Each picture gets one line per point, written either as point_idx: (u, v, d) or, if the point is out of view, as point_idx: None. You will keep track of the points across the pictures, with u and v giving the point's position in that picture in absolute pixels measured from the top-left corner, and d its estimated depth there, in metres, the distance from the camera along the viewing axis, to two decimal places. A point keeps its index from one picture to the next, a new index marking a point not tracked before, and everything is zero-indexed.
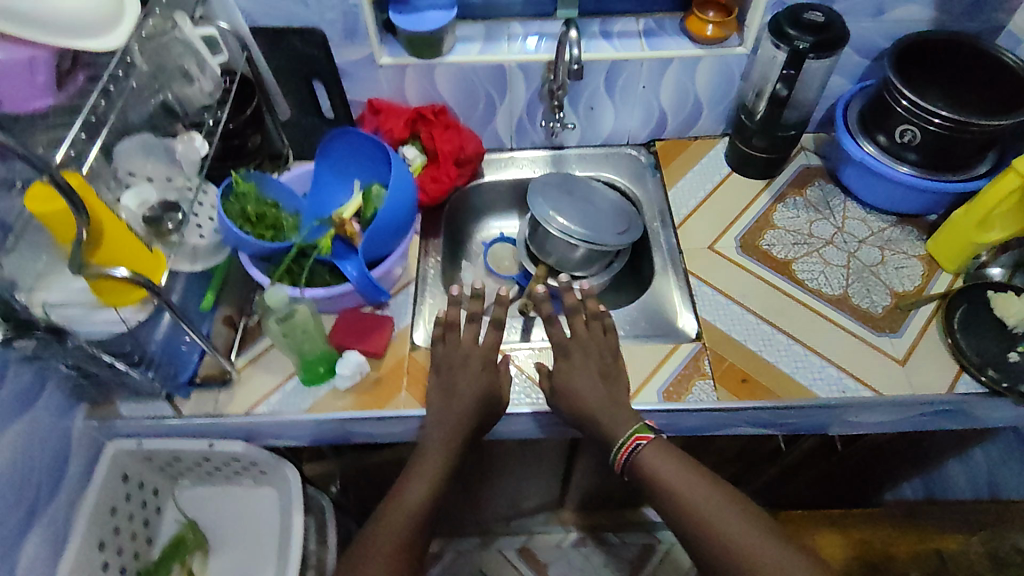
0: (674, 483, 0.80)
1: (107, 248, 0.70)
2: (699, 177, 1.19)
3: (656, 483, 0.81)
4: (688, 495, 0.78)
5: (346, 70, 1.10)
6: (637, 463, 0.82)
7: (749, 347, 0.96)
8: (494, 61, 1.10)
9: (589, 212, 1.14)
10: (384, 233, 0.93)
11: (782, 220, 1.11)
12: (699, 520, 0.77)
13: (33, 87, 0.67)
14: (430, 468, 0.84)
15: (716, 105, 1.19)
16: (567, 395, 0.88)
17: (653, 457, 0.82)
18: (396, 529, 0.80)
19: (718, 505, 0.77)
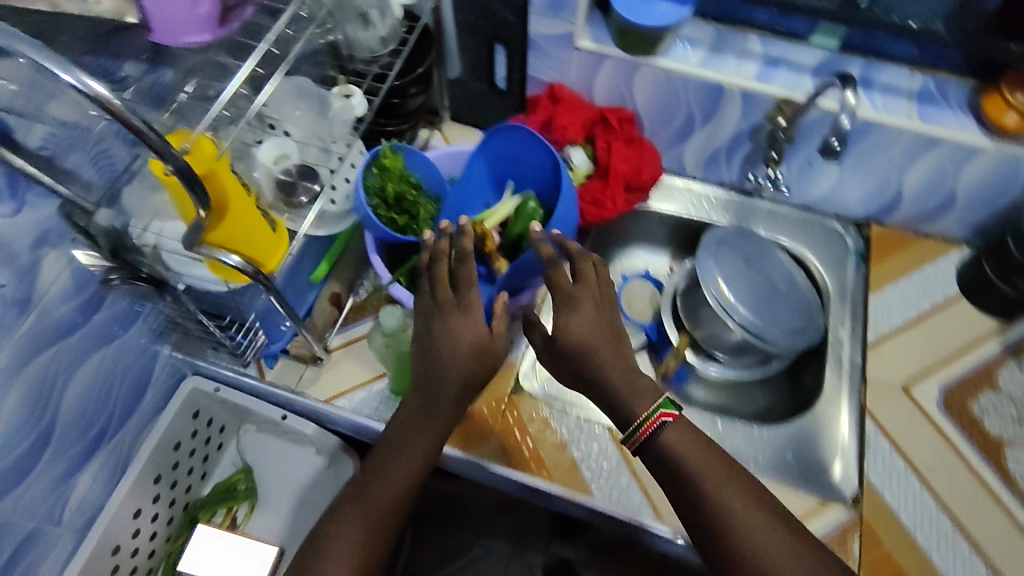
0: (693, 467, 0.65)
1: (224, 227, 0.59)
2: (916, 289, 0.94)
3: (671, 468, 0.65)
4: (705, 479, 0.64)
5: (535, 42, 0.93)
6: (652, 447, 0.66)
7: (918, 540, 0.77)
8: (714, 81, 0.88)
9: (763, 294, 0.94)
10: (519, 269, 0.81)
11: (1008, 384, 0.87)
12: (711, 516, 0.63)
13: (190, 19, 0.54)
14: (419, 443, 0.70)
15: (973, 207, 0.92)
16: (569, 347, 0.68)
17: (678, 441, 0.66)
18: (363, 517, 0.67)
19: (736, 498, 0.63)
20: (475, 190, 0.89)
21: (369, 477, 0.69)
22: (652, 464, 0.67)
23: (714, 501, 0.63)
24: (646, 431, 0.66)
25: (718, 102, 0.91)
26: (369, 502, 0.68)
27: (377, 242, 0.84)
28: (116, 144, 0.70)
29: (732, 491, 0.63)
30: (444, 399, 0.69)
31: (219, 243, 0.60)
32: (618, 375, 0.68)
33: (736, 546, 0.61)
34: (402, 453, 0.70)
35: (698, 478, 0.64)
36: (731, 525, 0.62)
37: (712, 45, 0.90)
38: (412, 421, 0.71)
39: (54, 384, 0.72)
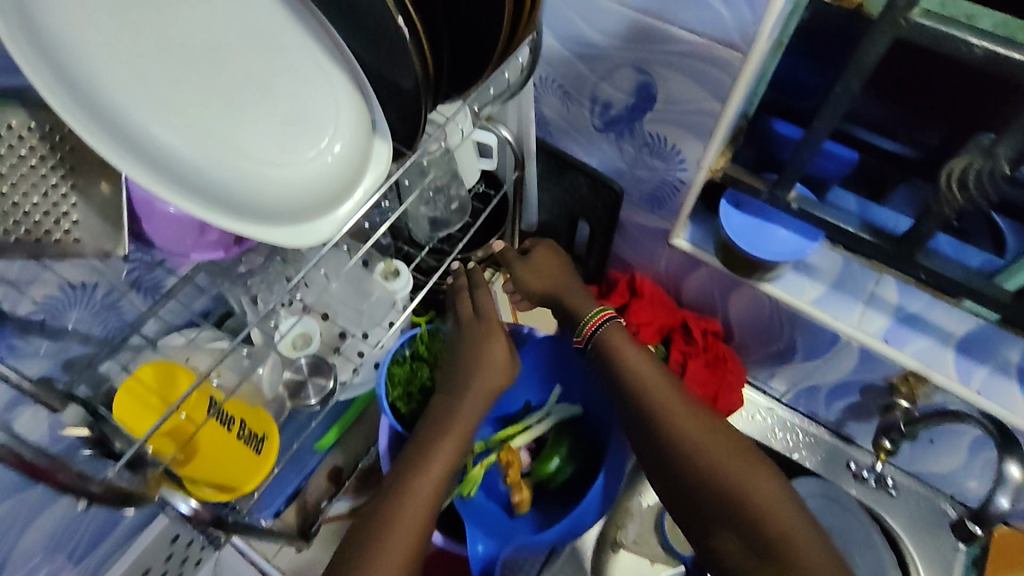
0: (627, 357, 0.67)
1: (203, 473, 0.52)
2: None
3: (612, 364, 0.67)
4: (643, 381, 0.66)
5: (624, 225, 0.83)
6: (599, 342, 0.68)
7: None
8: (831, 326, 0.72)
9: None
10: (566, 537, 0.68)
11: None
12: (653, 414, 0.64)
13: (198, 242, 0.48)
14: (456, 437, 0.63)
15: None
16: (529, 258, 0.76)
17: (626, 347, 0.67)
18: (396, 511, 0.57)
19: (685, 415, 0.62)
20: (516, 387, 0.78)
21: (396, 489, 0.58)
22: (598, 366, 0.69)
23: (649, 395, 0.65)
24: (594, 326, 0.70)
25: (828, 347, 0.75)
26: (404, 522, 0.56)
27: (388, 435, 0.72)
28: (131, 297, 0.63)
29: (674, 399, 0.64)
30: (467, 409, 0.64)
31: (208, 485, 0.53)
32: (575, 294, 0.74)
33: (679, 452, 0.61)
34: (433, 462, 0.60)
35: (638, 374, 0.66)
36: (673, 432, 0.62)
37: (834, 280, 0.75)
38: (432, 432, 0.63)
39: (5, 534, 0.64)
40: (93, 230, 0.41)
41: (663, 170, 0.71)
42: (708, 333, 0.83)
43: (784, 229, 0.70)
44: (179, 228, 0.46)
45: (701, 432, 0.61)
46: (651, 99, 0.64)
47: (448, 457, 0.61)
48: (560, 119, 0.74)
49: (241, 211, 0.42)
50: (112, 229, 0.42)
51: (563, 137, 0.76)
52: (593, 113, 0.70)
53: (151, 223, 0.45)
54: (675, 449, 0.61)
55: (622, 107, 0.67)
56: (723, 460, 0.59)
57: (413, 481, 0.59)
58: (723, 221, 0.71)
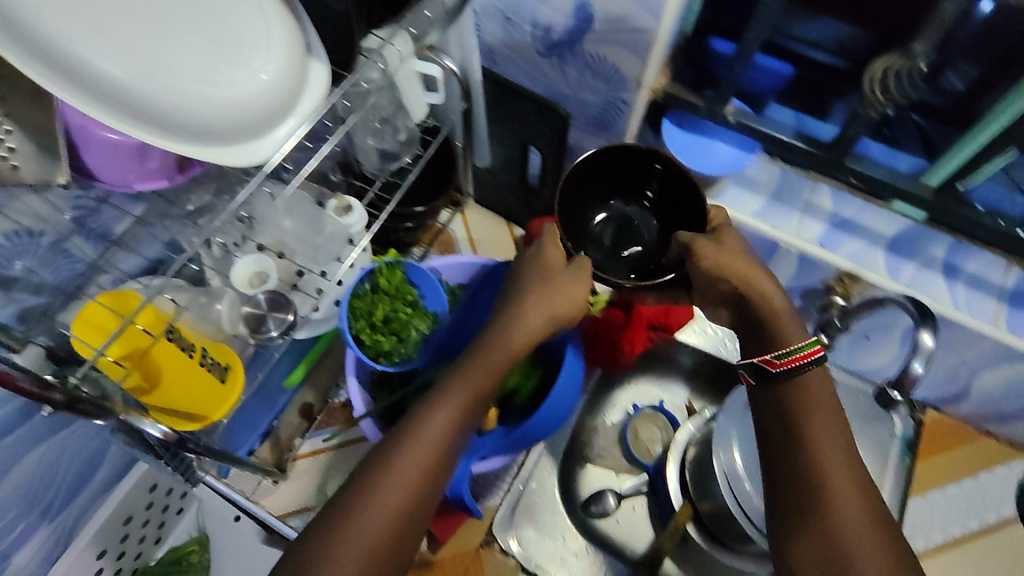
0: (811, 406, 0.54)
1: (168, 400, 0.53)
2: (967, 502, 0.82)
3: (781, 398, 0.55)
4: (820, 441, 0.52)
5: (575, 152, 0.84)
6: (787, 375, 0.56)
7: None
8: (769, 235, 0.76)
9: None
10: (520, 443, 0.71)
11: None
12: (808, 469, 0.51)
13: (141, 173, 0.50)
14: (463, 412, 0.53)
15: None
16: (719, 238, 0.63)
17: (814, 377, 0.55)
18: (384, 496, 0.47)
19: (853, 491, 0.49)
20: (476, 315, 0.81)
21: (395, 443, 0.50)
22: (768, 392, 0.57)
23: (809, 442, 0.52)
24: (795, 360, 0.56)
25: (771, 254, 0.78)
26: (405, 465, 0.49)
27: (357, 363, 0.75)
28: (80, 243, 0.62)
29: (834, 459, 0.51)
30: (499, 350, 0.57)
31: (176, 410, 0.54)
32: (768, 290, 0.60)
33: (816, 514, 0.49)
34: (435, 425, 0.51)
35: (814, 426, 0.53)
36: (830, 507, 0.48)
37: (774, 191, 0.78)
38: (444, 405, 0.53)
39: None
40: (34, 161, 0.42)
41: (607, 90, 0.73)
42: None
43: (723, 144, 0.74)
44: (119, 159, 0.48)
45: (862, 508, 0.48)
46: (589, 19, 0.65)
47: (463, 400, 0.54)
48: (504, 47, 0.74)
49: (175, 130, 0.42)
50: (53, 161, 0.43)
51: (509, 64, 0.77)
52: (535, 38, 0.71)
53: (91, 155, 0.47)
54: (814, 504, 0.49)
55: (562, 29, 0.68)
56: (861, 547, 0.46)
57: (408, 458, 0.49)
58: (667, 138, 0.74)
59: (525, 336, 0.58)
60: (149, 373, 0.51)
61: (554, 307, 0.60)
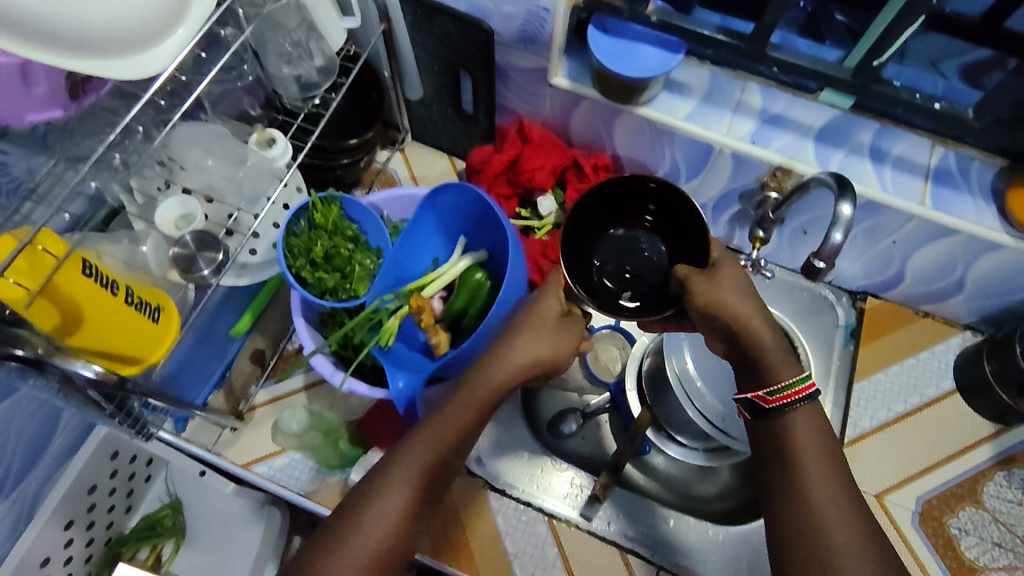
0: (801, 451, 0.56)
1: (85, 337, 0.52)
2: (908, 379, 0.86)
3: (777, 439, 0.58)
4: (808, 484, 0.54)
5: (505, 72, 0.81)
6: (782, 419, 0.58)
7: None
8: (703, 137, 0.76)
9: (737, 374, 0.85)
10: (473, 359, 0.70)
11: (992, 500, 0.79)
12: (793, 504, 0.54)
13: (32, 102, 0.51)
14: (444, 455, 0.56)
15: (979, 296, 0.82)
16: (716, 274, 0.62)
17: (805, 425, 0.57)
18: (369, 538, 0.52)
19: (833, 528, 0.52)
20: (421, 246, 0.78)
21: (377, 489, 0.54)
22: (764, 437, 0.59)
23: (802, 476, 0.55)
24: (787, 397, 0.58)
25: (705, 156, 0.79)
26: (385, 507, 0.53)
27: (302, 302, 0.73)
28: None
29: (827, 492, 0.54)
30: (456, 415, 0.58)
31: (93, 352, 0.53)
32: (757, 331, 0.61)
33: (810, 544, 0.52)
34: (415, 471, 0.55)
35: (803, 466, 0.55)
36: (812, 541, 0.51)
37: (705, 93, 0.78)
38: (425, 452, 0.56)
39: None
40: None
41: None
42: (602, 169, 0.86)
43: (650, 47, 0.71)
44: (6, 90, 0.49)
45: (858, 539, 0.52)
46: None
47: (424, 469, 0.55)
48: None
49: (34, 34, 0.42)
50: None
51: None
52: None
53: None
54: (803, 538, 0.52)
55: None
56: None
57: (392, 504, 0.53)
58: (593, 45, 0.71)
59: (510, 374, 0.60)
60: (61, 306, 0.50)
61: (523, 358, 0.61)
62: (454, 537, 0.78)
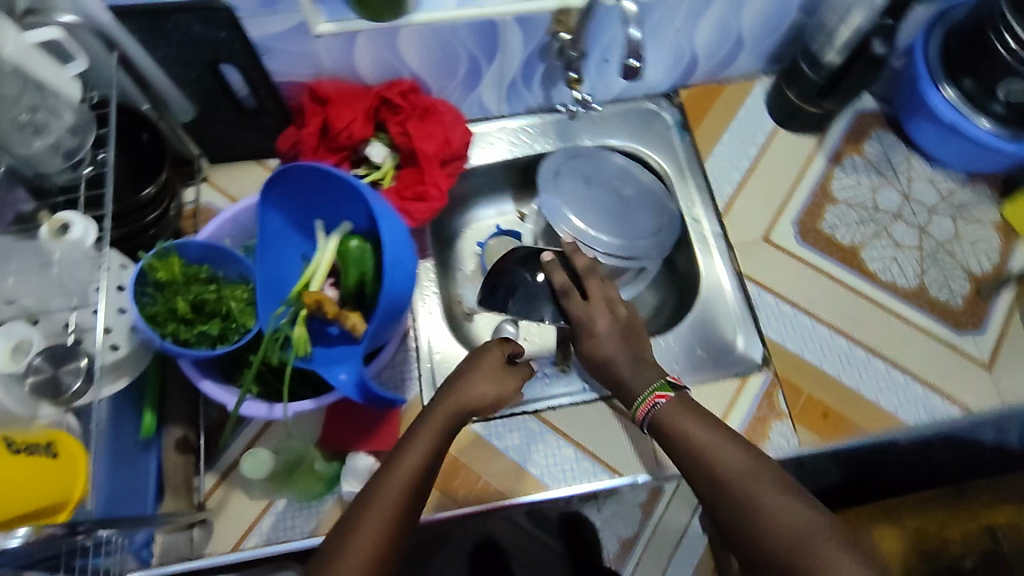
0: (677, 426, 0.65)
1: None
2: (741, 137, 0.97)
3: (661, 430, 0.66)
4: (697, 448, 0.63)
5: (266, 46, 0.76)
6: (657, 415, 0.67)
7: (829, 371, 0.82)
8: (482, 16, 0.78)
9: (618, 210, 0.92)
10: (394, 316, 0.67)
11: (841, 191, 0.93)
12: (697, 468, 0.62)
13: None
14: (405, 482, 0.58)
15: (758, 44, 0.93)
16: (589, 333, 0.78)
17: (674, 412, 0.67)
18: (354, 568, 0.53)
19: (729, 458, 0.61)
20: (283, 250, 0.74)
21: (346, 525, 0.56)
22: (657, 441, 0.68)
23: (705, 460, 0.62)
24: (646, 404, 0.69)
25: (494, 33, 0.81)
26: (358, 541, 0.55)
27: (198, 365, 0.67)
28: None
29: (708, 438, 0.63)
30: (416, 449, 0.61)
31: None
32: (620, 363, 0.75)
33: (722, 482, 0.60)
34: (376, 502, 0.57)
35: (688, 435, 0.64)
36: (719, 475, 0.61)
37: None
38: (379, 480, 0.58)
39: None
40: None
41: None
42: (410, 94, 0.84)
43: None
44: None
45: (769, 505, 0.58)
46: None
47: (402, 490, 0.58)
48: None
49: None
50: None
51: None
52: None
53: None
54: (717, 479, 0.61)
55: None
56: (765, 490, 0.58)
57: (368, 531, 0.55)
58: None
59: (477, 396, 0.67)
60: None
61: (484, 388, 0.68)
62: (465, 479, 0.79)
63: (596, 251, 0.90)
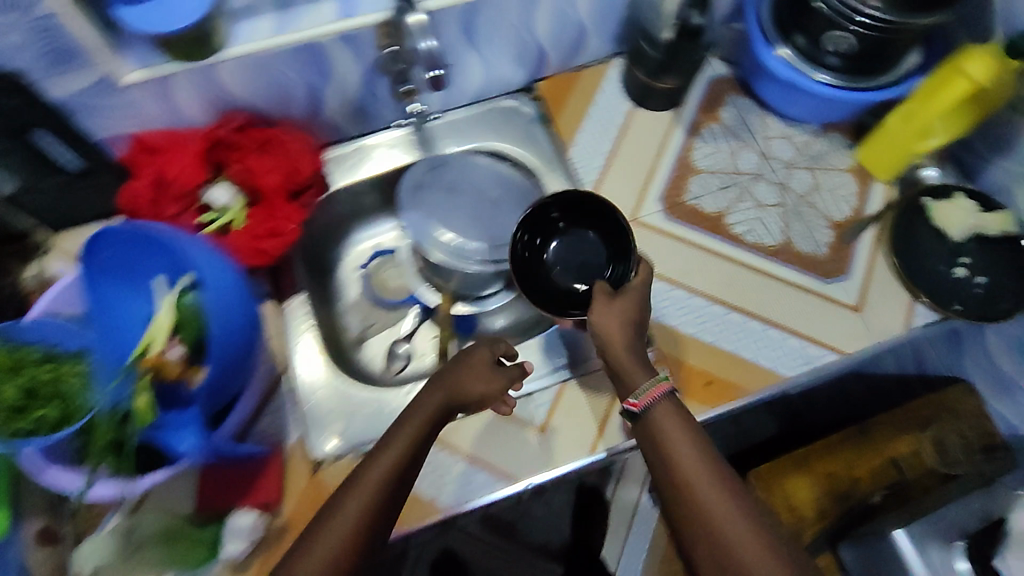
0: (665, 445, 0.60)
1: None
2: (600, 123, 0.97)
3: (651, 436, 0.62)
4: (679, 478, 0.58)
5: (78, 104, 0.72)
6: (651, 418, 0.63)
7: (707, 340, 0.84)
8: (299, 40, 0.75)
9: (484, 215, 0.92)
10: (236, 366, 0.67)
11: (702, 161, 0.95)
12: (676, 498, 0.58)
13: None
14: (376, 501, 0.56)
15: (601, 27, 0.93)
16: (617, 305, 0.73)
17: (666, 421, 0.62)
18: None
19: (712, 499, 0.56)
20: (125, 315, 0.70)
21: (307, 536, 0.54)
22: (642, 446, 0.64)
23: (686, 490, 0.58)
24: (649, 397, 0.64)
25: (319, 56, 0.78)
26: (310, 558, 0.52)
27: (43, 453, 0.64)
28: None
29: (695, 469, 0.58)
30: (383, 459, 0.58)
31: None
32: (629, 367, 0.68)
33: (700, 523, 0.56)
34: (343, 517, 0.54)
35: (672, 456, 0.60)
36: (696, 513, 0.56)
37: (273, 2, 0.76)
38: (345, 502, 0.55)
39: None
40: None
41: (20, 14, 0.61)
42: (247, 128, 0.81)
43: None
44: None
45: (747, 555, 0.54)
46: None
47: (360, 508, 0.55)
48: None
49: None
50: None
51: None
52: None
53: None
54: (694, 515, 0.57)
55: None
56: (745, 547, 0.54)
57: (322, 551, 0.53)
58: (123, 16, 0.67)
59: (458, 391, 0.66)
60: None
61: (479, 385, 0.67)
62: None
63: (471, 262, 0.89)
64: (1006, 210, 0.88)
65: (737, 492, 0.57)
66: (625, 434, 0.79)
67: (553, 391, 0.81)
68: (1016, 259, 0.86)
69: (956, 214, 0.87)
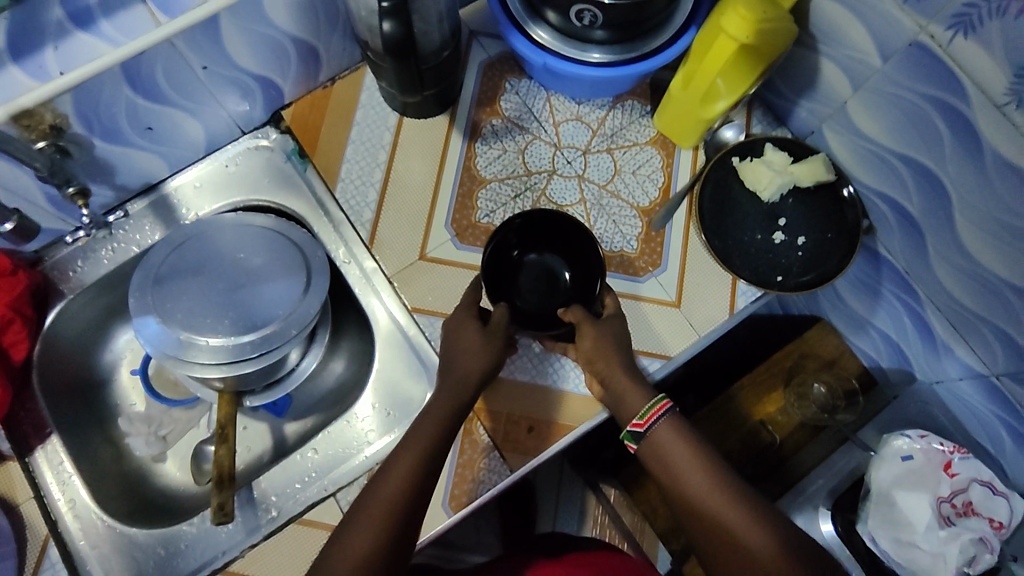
0: (670, 466, 0.63)
1: None
2: (365, 146, 0.83)
3: (656, 455, 0.64)
4: (686, 490, 0.61)
5: None
6: (655, 435, 0.64)
7: (520, 379, 0.77)
8: None
9: (236, 298, 0.76)
10: None
11: (488, 168, 0.82)
12: (688, 512, 0.61)
13: None
14: (384, 526, 0.57)
15: (328, 39, 0.77)
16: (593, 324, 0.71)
17: (671, 439, 0.64)
18: None
19: (725, 507, 0.59)
20: None
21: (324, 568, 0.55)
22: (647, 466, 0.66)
23: (694, 500, 0.60)
24: (652, 416, 0.65)
25: None
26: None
27: None
28: None
29: (703, 483, 0.61)
30: (387, 488, 0.59)
31: None
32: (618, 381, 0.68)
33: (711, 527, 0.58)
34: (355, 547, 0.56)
35: (679, 471, 0.62)
36: (707, 513, 0.59)
37: None
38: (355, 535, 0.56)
39: None
40: None
41: None
42: None
43: None
44: None
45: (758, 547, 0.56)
46: None
47: (378, 530, 0.57)
48: None
49: None
50: None
51: None
52: None
53: None
54: (706, 520, 0.59)
55: None
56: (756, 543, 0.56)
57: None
58: None
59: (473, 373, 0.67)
60: None
61: (464, 365, 0.67)
62: None
63: (242, 364, 0.75)
64: (818, 156, 0.78)
65: (746, 495, 0.60)
66: (448, 512, 0.73)
67: (361, 484, 0.74)
68: (836, 212, 0.79)
69: (764, 173, 0.79)
